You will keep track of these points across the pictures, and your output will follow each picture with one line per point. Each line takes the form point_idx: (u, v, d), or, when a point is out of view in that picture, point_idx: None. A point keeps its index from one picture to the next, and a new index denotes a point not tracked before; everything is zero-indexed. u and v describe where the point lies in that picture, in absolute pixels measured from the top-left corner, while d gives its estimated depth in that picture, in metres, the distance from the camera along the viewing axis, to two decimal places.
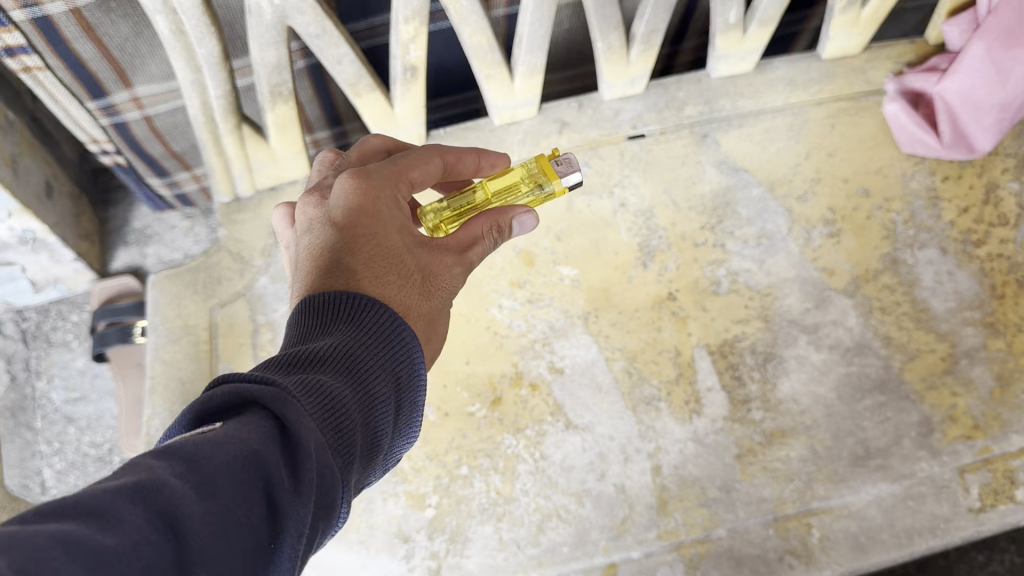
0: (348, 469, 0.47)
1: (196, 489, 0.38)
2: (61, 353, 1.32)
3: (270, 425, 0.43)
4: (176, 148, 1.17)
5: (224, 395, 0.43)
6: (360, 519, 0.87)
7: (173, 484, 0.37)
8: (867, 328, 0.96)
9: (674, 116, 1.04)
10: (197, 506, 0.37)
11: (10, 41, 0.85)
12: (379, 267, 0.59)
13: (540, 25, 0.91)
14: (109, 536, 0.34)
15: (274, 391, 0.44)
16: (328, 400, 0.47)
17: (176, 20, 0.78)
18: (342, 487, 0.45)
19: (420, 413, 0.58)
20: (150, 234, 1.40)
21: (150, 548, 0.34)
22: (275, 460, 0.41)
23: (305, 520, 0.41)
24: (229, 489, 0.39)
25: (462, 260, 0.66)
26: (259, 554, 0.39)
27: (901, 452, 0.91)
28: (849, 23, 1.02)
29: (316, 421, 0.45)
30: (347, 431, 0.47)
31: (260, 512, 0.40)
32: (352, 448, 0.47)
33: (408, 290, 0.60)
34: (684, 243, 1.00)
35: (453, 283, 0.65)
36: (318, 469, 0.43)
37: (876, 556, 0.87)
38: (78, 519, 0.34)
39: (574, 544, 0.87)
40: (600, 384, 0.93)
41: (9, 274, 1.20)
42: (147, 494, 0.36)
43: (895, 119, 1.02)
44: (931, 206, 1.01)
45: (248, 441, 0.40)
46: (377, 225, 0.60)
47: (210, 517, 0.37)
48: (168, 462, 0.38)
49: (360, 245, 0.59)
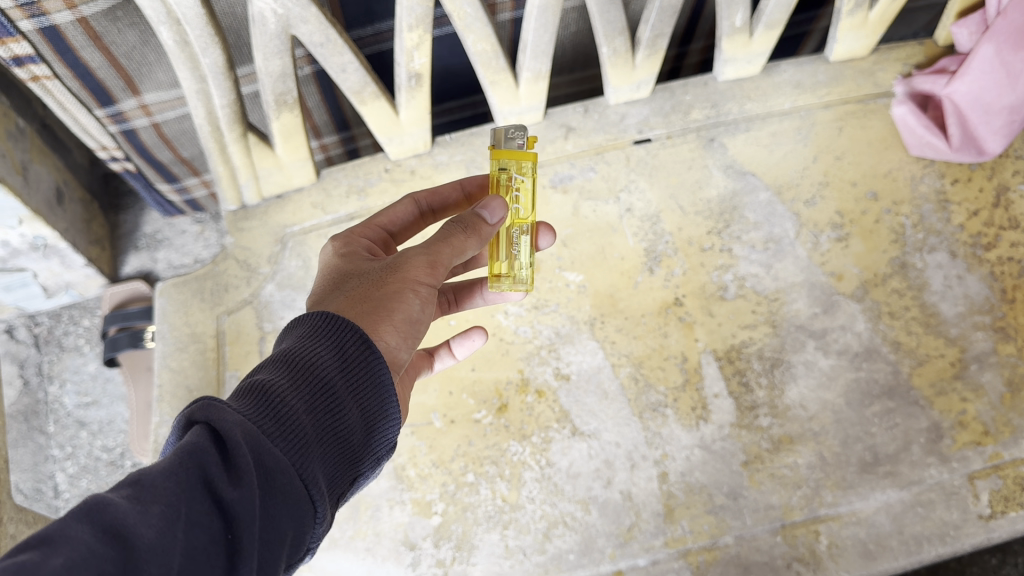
0: (302, 456, 0.47)
1: (138, 500, 0.39)
2: (73, 357, 1.33)
3: (205, 432, 0.44)
4: (183, 155, 1.18)
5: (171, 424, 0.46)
6: (366, 527, 0.88)
7: (118, 501, 0.39)
8: (875, 333, 0.95)
9: (680, 120, 1.03)
10: (144, 514, 0.39)
11: (18, 51, 0.86)
12: (332, 285, 0.63)
13: (544, 31, 0.91)
14: (56, 557, 0.35)
15: (201, 404, 0.46)
16: (266, 400, 0.48)
17: (180, 31, 0.78)
18: (291, 473, 0.46)
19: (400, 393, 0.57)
20: (161, 239, 1.41)
21: (98, 558, 0.36)
22: (208, 456, 0.43)
23: (251, 506, 0.42)
24: (169, 492, 0.40)
25: (427, 248, 0.62)
26: (212, 546, 0.41)
27: (910, 458, 0.91)
28: (857, 25, 1.01)
29: (252, 419, 0.46)
30: (290, 422, 0.48)
31: (203, 508, 0.41)
32: (302, 436, 0.48)
33: (358, 289, 0.61)
34: (691, 248, 0.99)
35: (417, 272, 0.61)
36: (254, 456, 0.44)
37: (885, 563, 0.86)
38: (29, 550, 0.35)
39: (580, 551, 0.87)
40: (606, 391, 0.93)
41: (21, 281, 1.21)
42: (93, 513, 0.37)
43: (904, 121, 1.01)
44: (941, 210, 1.00)
45: (179, 450, 0.42)
46: (342, 258, 0.66)
47: (157, 521, 0.39)
48: (111, 488, 0.40)
49: (325, 276, 0.65)
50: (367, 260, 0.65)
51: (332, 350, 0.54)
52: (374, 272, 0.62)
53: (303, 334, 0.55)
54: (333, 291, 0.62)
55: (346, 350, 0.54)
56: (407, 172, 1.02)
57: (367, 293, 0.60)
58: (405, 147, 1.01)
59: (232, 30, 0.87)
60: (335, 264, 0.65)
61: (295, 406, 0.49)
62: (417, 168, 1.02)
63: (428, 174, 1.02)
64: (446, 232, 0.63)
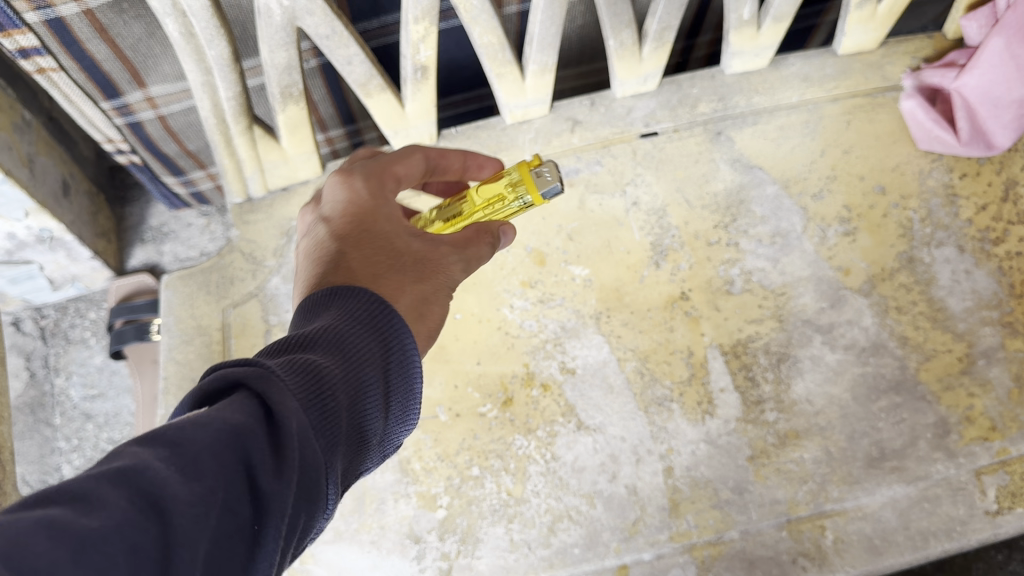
0: (335, 449, 0.46)
1: (182, 471, 0.38)
2: (80, 350, 1.34)
3: (255, 404, 0.43)
4: (190, 148, 1.18)
5: (217, 380, 0.44)
6: (372, 519, 0.88)
7: (157, 466, 0.38)
8: (882, 328, 0.95)
9: (687, 113, 1.03)
10: (183, 487, 0.37)
11: (23, 42, 0.86)
12: (370, 254, 0.61)
13: (550, 23, 0.91)
14: (91, 518, 0.34)
15: (257, 373, 0.44)
16: (312, 380, 0.47)
17: (186, 22, 0.78)
18: (325, 469, 0.44)
19: (418, 399, 0.56)
20: (167, 232, 1.41)
21: (133, 527, 0.35)
22: (257, 439, 0.41)
23: (287, 501, 0.41)
24: (212, 470, 0.39)
25: (462, 253, 0.65)
26: (240, 533, 0.39)
27: (917, 453, 0.90)
28: (865, 18, 1.00)
29: (301, 402, 0.45)
30: (331, 411, 0.47)
31: (241, 493, 0.39)
32: (338, 428, 0.47)
33: (401, 274, 0.61)
34: (697, 241, 0.99)
35: (453, 275, 0.64)
36: (300, 448, 0.43)
37: (891, 558, 0.86)
38: (62, 504, 0.35)
39: (585, 545, 0.87)
40: (612, 385, 0.93)
41: (27, 273, 1.22)
42: (134, 475, 0.37)
43: (912, 115, 1.00)
44: (949, 204, 1.00)
45: (232, 419, 0.41)
46: (370, 221, 0.64)
47: (195, 499, 0.37)
48: (153, 448, 0.39)
49: (359, 240, 0.62)
50: (399, 232, 0.64)
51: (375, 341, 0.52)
52: (408, 253, 0.63)
53: (350, 315, 0.53)
54: (382, 270, 0.60)
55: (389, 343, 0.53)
56: None
57: (418, 286, 0.61)
58: (411, 140, 1.01)
59: (238, 23, 0.87)
60: (365, 229, 0.63)
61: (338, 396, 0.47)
62: None
63: None
64: (479, 246, 0.66)
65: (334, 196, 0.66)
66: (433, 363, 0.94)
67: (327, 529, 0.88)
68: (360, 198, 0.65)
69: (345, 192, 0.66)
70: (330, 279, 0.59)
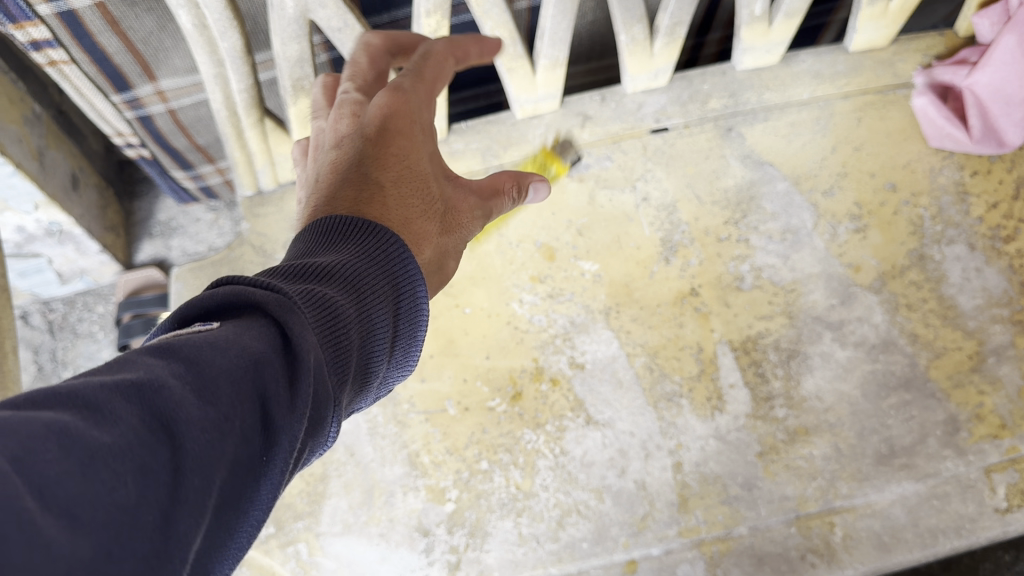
0: (338, 388, 0.44)
1: (196, 392, 0.34)
2: (87, 344, 1.35)
3: (270, 332, 0.40)
4: (199, 142, 1.18)
5: (226, 297, 0.41)
6: (380, 512, 0.88)
7: (173, 385, 0.34)
8: (892, 326, 0.95)
9: (698, 109, 1.03)
10: (198, 410, 0.34)
11: (36, 34, 0.86)
12: (405, 189, 0.63)
13: (562, 18, 0.91)
14: (104, 433, 0.30)
15: (276, 300, 0.41)
16: (327, 315, 0.45)
17: (199, 14, 0.78)
18: (332, 409, 0.42)
19: (410, 348, 0.55)
20: (175, 226, 1.41)
21: (144, 448, 0.31)
22: (272, 368, 0.38)
23: (298, 437, 0.38)
24: (227, 397, 0.35)
25: (483, 207, 0.70)
26: (247, 467, 0.35)
27: (927, 451, 0.90)
28: (877, 15, 1.00)
29: (316, 335, 0.43)
30: (341, 349, 0.45)
31: (253, 423, 0.36)
32: (346, 367, 0.45)
33: (431, 218, 0.64)
34: (707, 237, 0.99)
35: (472, 227, 0.69)
36: (314, 383, 0.40)
37: (900, 555, 0.86)
38: (70, 411, 0.31)
39: (594, 540, 0.87)
40: (621, 380, 0.93)
41: (36, 266, 1.22)
42: (146, 392, 0.33)
43: (924, 112, 1.00)
44: (959, 202, 0.99)
45: (248, 346, 0.38)
46: (410, 148, 0.65)
47: (209, 424, 0.34)
48: (166, 361, 0.35)
49: (391, 163, 0.63)
50: (439, 176, 0.68)
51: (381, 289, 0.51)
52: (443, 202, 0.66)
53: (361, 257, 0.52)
54: (423, 212, 0.63)
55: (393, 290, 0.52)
56: None
57: (443, 242, 0.65)
58: None
59: (250, 16, 0.87)
60: (410, 163, 0.64)
61: (348, 335, 0.45)
62: None
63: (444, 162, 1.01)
64: (499, 205, 0.72)
65: (380, 111, 0.64)
66: (442, 357, 0.94)
67: (336, 522, 0.88)
68: (417, 119, 0.66)
69: (396, 107, 0.65)
70: (374, 200, 0.60)
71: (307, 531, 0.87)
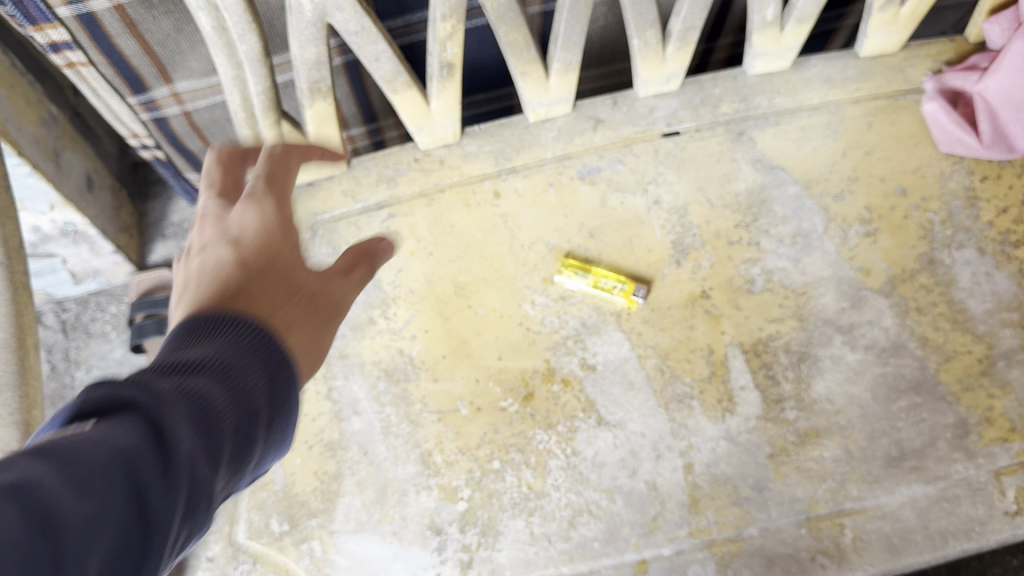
0: (217, 474, 0.45)
1: (68, 489, 0.35)
2: (100, 343, 1.36)
3: (140, 426, 0.41)
4: (213, 144, 1.19)
5: (88, 397, 0.41)
6: (393, 511, 0.89)
7: (47, 482, 0.35)
8: (903, 329, 0.95)
9: (709, 113, 1.04)
10: (75, 506, 0.35)
11: (55, 37, 0.87)
12: (265, 285, 0.62)
13: (575, 23, 0.92)
14: None
15: (142, 396, 0.43)
16: (200, 405, 0.46)
17: (219, 17, 0.79)
18: (208, 495, 0.44)
19: (290, 433, 0.55)
20: (188, 228, 1.42)
21: (22, 546, 0.32)
22: (144, 461, 0.39)
23: (170, 526, 0.40)
24: (100, 493, 0.37)
25: (348, 280, 0.71)
26: (127, 555, 0.37)
27: (937, 453, 0.90)
28: (888, 21, 1.01)
29: (189, 427, 0.44)
30: (218, 436, 0.46)
31: (128, 516, 0.37)
32: (223, 453, 0.46)
33: (300, 310, 0.63)
34: (718, 240, 0.99)
35: (343, 302, 0.69)
36: (186, 472, 0.42)
37: (910, 557, 0.86)
38: None
39: (605, 540, 0.87)
40: (632, 381, 0.94)
41: (50, 266, 1.24)
42: (21, 492, 0.34)
43: (934, 118, 1.01)
44: (969, 207, 1.00)
45: (119, 443, 0.39)
46: (271, 250, 0.66)
47: (85, 518, 0.35)
48: (38, 462, 0.36)
49: (253, 272, 0.63)
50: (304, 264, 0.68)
51: (263, 373, 0.52)
52: (308, 284, 0.66)
53: (238, 346, 0.53)
54: (289, 302, 0.62)
55: (274, 375, 0.53)
56: (436, 162, 1.02)
57: (318, 323, 0.65)
58: (436, 136, 1.01)
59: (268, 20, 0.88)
60: (272, 258, 0.65)
61: (225, 422, 0.47)
62: (446, 158, 1.02)
63: (457, 164, 1.02)
64: (361, 275, 0.72)
65: (240, 226, 0.68)
66: (455, 358, 0.95)
67: (349, 520, 0.88)
68: (275, 221, 0.69)
69: (257, 217, 0.68)
70: (237, 301, 0.58)
71: (321, 529, 0.88)
